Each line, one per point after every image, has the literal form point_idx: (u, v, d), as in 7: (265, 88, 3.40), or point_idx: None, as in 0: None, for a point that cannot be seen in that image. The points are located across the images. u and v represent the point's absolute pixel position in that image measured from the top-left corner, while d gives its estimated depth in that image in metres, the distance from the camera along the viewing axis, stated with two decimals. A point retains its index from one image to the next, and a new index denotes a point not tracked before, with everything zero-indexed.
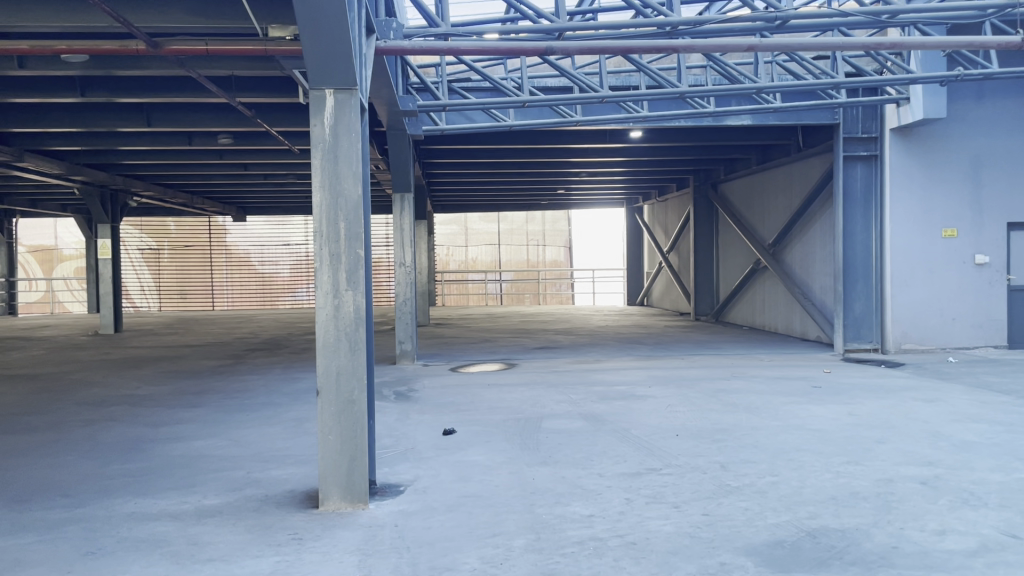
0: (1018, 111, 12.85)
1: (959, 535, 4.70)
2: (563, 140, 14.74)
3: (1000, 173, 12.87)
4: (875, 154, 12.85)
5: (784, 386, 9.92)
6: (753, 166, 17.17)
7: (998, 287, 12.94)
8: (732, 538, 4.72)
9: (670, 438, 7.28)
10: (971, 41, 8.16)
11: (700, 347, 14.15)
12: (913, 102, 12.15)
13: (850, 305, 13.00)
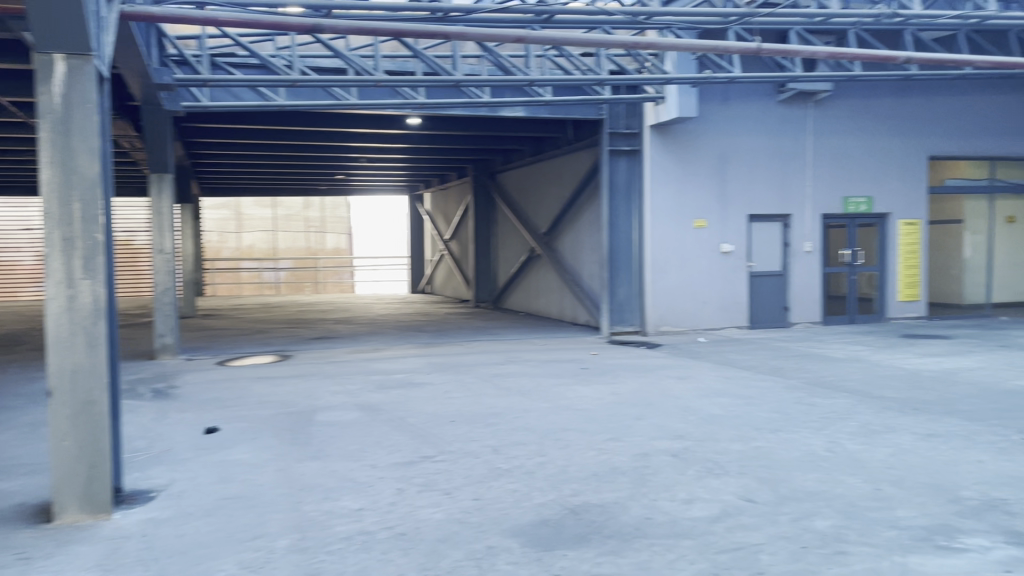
0: (756, 113, 14.20)
1: (704, 502, 5.08)
2: (338, 124, 14.34)
3: (743, 170, 14.18)
4: (636, 149, 13.71)
5: (555, 368, 10.33)
6: (528, 157, 17.69)
7: (740, 273, 14.28)
8: (499, 520, 4.78)
9: (444, 425, 7.30)
10: (715, 46, 8.83)
11: (477, 334, 14.39)
12: (668, 101, 13.03)
13: (614, 291, 13.80)
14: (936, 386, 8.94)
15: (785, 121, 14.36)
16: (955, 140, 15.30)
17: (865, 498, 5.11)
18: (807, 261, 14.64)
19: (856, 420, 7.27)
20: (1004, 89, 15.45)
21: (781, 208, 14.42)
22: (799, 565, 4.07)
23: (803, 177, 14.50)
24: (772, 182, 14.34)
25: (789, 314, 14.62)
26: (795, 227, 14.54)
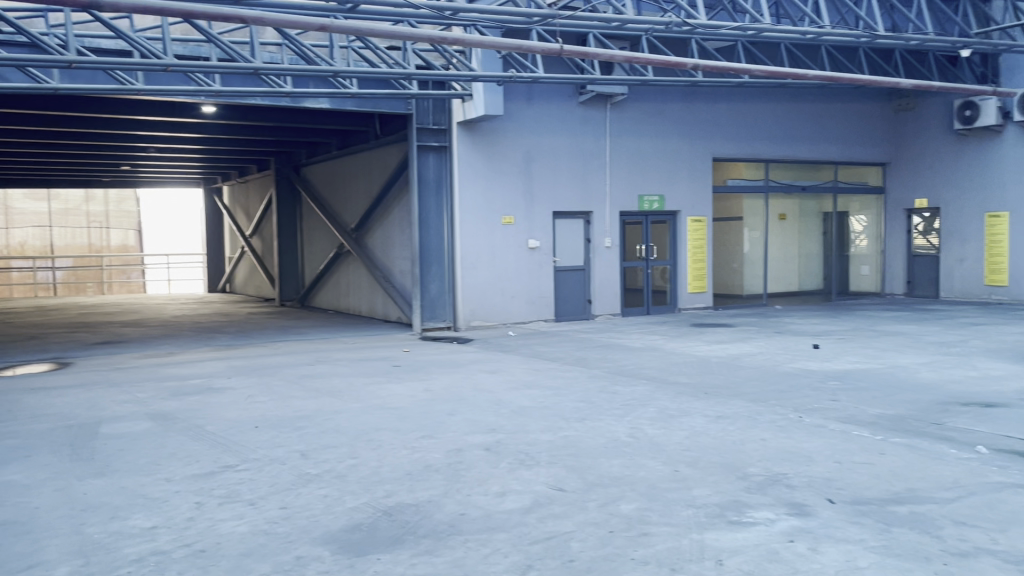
0: (560, 113, 14.68)
1: (517, 494, 5.15)
2: (122, 110, 13.24)
3: (547, 168, 14.61)
4: (445, 145, 13.71)
5: (365, 367, 10.13)
6: (334, 151, 17.23)
7: (546, 268, 14.71)
8: (309, 529, 4.58)
9: (248, 431, 6.91)
10: (519, 45, 9.01)
11: (283, 333, 13.82)
12: (475, 99, 13.15)
13: (425, 287, 13.74)
14: (724, 371, 9.65)
15: (586, 122, 14.95)
16: (735, 144, 16.63)
17: (664, 480, 5.39)
18: (608, 256, 15.34)
19: (655, 406, 7.68)
20: (775, 99, 16.97)
21: (583, 205, 15.01)
22: (607, 549, 4.21)
23: (602, 176, 15.17)
24: (574, 180, 14.89)
25: (591, 306, 15.25)
26: (596, 223, 15.19)
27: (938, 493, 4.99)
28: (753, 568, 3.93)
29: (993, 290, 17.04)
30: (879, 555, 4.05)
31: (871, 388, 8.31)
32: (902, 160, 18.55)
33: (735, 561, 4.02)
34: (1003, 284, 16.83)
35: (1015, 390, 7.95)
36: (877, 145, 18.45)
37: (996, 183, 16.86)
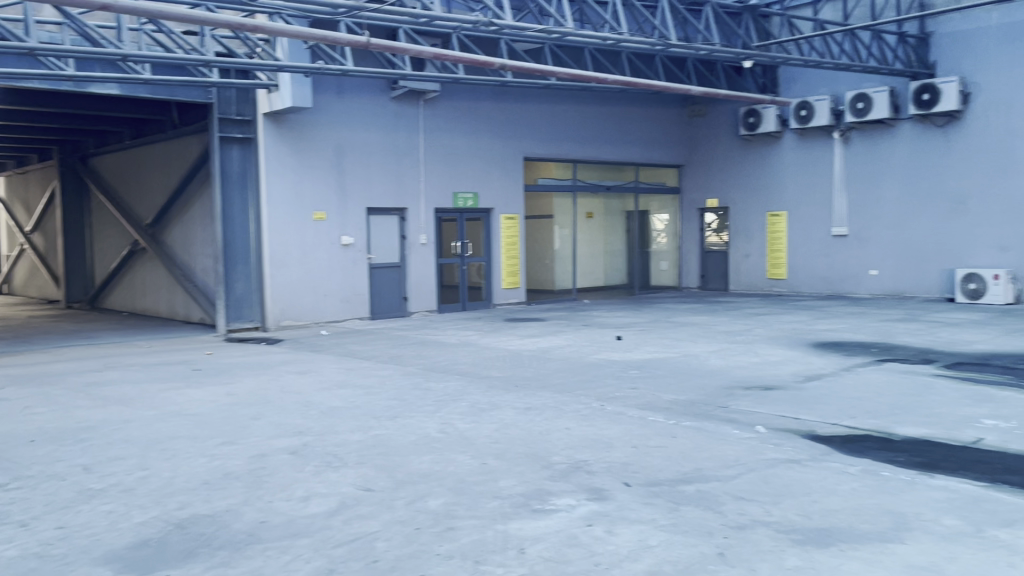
0: (371, 108, 14.48)
1: (321, 497, 5.01)
2: None
3: (359, 163, 14.37)
4: (249, 137, 13.15)
5: (163, 371, 9.50)
6: (126, 141, 16.05)
7: (360, 265, 14.45)
8: (90, 548, 4.23)
9: (23, 446, 6.27)
10: (324, 35, 8.78)
11: (69, 338, 12.67)
12: (282, 90, 12.70)
13: (230, 286, 13.12)
14: (534, 364, 9.92)
15: (398, 118, 14.84)
16: (545, 144, 17.16)
17: (472, 474, 5.45)
18: (423, 253, 15.32)
19: (466, 401, 7.76)
20: (582, 101, 17.68)
21: (397, 202, 14.89)
22: (412, 546, 4.19)
23: (416, 172, 15.13)
24: (387, 176, 14.75)
25: (407, 303, 15.15)
26: (410, 220, 15.12)
27: (722, 471, 5.39)
28: (554, 555, 4.05)
29: (773, 283, 18.66)
30: (669, 533, 4.31)
31: (668, 376, 8.85)
32: (696, 162, 19.91)
33: (536, 549, 4.13)
34: (781, 277, 18.47)
35: (790, 373, 8.76)
36: (673, 148, 19.69)
37: (774, 184, 18.47)
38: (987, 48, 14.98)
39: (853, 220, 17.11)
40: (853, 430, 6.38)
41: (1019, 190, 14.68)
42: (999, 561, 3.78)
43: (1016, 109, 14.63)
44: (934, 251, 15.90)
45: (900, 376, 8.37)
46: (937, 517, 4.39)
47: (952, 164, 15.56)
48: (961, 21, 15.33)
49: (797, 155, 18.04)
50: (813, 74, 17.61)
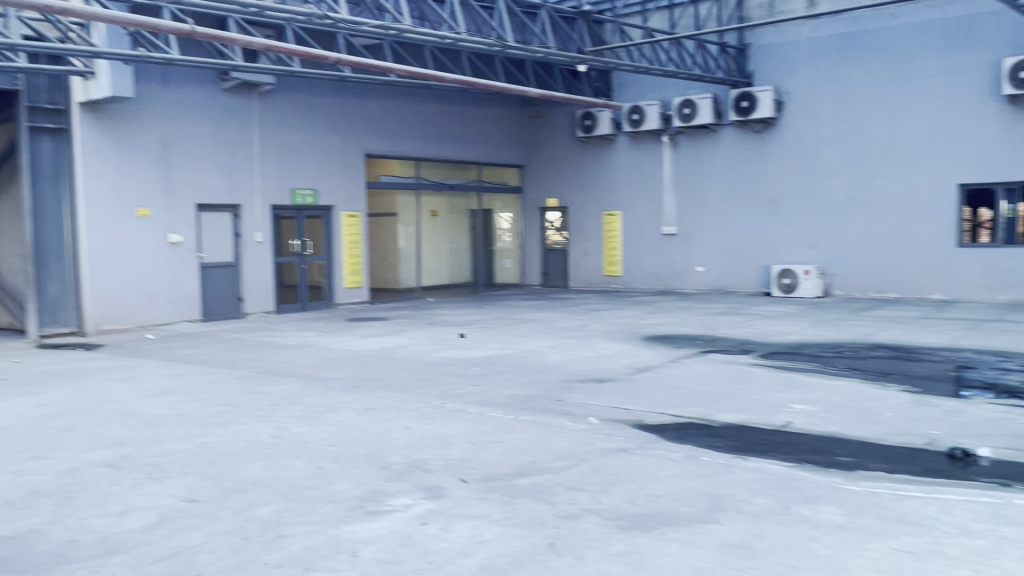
0: (201, 99, 13.82)
1: (141, 510, 4.73)
2: None
3: (189, 157, 13.67)
4: (62, 127, 12.23)
5: None
6: None
7: (190, 264, 13.74)
8: None
9: None
10: (143, 22, 8.26)
11: None
12: (99, 77, 11.87)
13: (42, 288, 12.14)
14: (375, 364, 9.81)
15: (230, 110, 14.25)
16: (386, 141, 16.99)
17: (305, 478, 5.31)
18: (258, 251, 14.76)
19: (302, 404, 7.55)
20: (424, 99, 17.64)
21: (230, 198, 14.28)
22: (239, 557, 4.04)
23: (250, 168, 14.57)
24: (220, 171, 14.12)
25: (242, 304, 14.54)
26: (245, 218, 14.54)
27: (555, 463, 5.54)
28: (386, 556, 4.02)
29: (610, 280, 19.38)
30: (501, 527, 4.38)
31: (507, 372, 9.00)
32: (536, 163, 20.35)
33: (369, 551, 4.08)
34: (617, 274, 19.20)
35: (622, 366, 9.13)
36: (514, 148, 20.05)
37: (610, 185, 19.19)
38: (797, 61, 16.24)
39: (681, 220, 18.05)
40: (678, 418, 6.73)
41: (825, 193, 16.03)
42: (800, 533, 4.11)
43: (822, 119, 15.96)
44: (753, 249, 17.06)
45: (722, 366, 8.92)
46: (748, 497, 4.71)
47: (768, 167, 16.75)
48: (774, 35, 16.52)
49: (630, 157, 18.81)
50: (644, 80, 18.43)
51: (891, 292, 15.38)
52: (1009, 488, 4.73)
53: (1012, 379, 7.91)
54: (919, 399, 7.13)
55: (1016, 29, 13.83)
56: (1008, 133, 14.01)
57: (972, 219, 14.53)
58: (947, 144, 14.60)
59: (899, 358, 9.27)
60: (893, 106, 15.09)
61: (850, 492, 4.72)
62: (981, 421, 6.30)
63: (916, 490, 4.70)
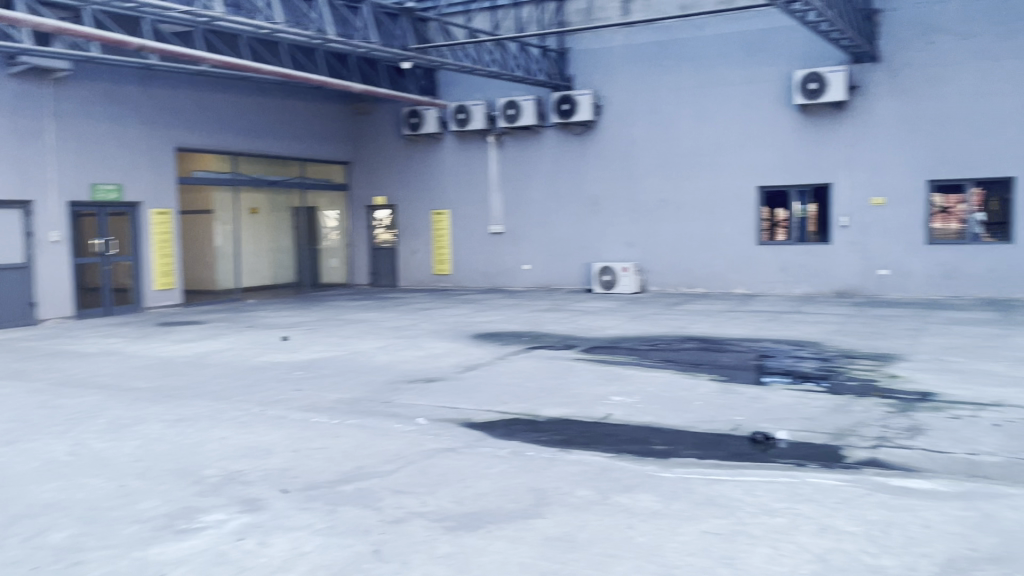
0: None
1: None
2: None
3: None
4: None
5: None
6: None
7: None
8: None
9: None
10: None
11: None
12: None
13: None
14: (189, 371, 9.22)
15: (19, 96, 12.96)
16: (201, 135, 16.08)
17: (106, 498, 4.88)
18: (54, 252, 13.53)
19: (105, 417, 6.96)
20: (242, 91, 16.85)
21: (19, 193, 12.99)
22: None
23: (44, 161, 13.34)
24: (7, 163, 12.82)
25: (35, 310, 13.26)
26: (38, 215, 13.29)
27: (382, 467, 5.42)
28: None
29: (439, 278, 19.37)
30: (324, 536, 4.23)
31: (333, 375, 8.74)
32: (362, 161, 19.99)
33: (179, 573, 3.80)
34: (446, 273, 19.23)
35: (451, 365, 9.12)
36: (338, 145, 19.61)
37: (437, 184, 19.17)
38: (614, 66, 16.93)
39: (507, 218, 18.34)
40: (505, 415, 6.80)
41: (641, 193, 16.82)
42: (619, 522, 4.25)
43: (637, 122, 16.74)
44: (576, 247, 17.62)
45: (548, 362, 9.12)
46: (572, 490, 4.82)
47: (588, 168, 17.35)
48: (592, 40, 17.13)
49: (456, 156, 18.88)
50: (469, 79, 18.55)
51: (702, 287, 16.39)
52: (802, 467, 5.13)
53: (805, 365, 8.64)
54: (726, 387, 7.63)
55: (804, 45, 15.13)
56: (799, 139, 15.31)
57: (770, 218, 15.75)
58: (747, 149, 15.75)
59: (708, 349, 9.89)
60: (700, 112, 16.08)
61: (665, 479, 4.95)
62: (780, 405, 6.81)
63: (723, 473, 5.00)
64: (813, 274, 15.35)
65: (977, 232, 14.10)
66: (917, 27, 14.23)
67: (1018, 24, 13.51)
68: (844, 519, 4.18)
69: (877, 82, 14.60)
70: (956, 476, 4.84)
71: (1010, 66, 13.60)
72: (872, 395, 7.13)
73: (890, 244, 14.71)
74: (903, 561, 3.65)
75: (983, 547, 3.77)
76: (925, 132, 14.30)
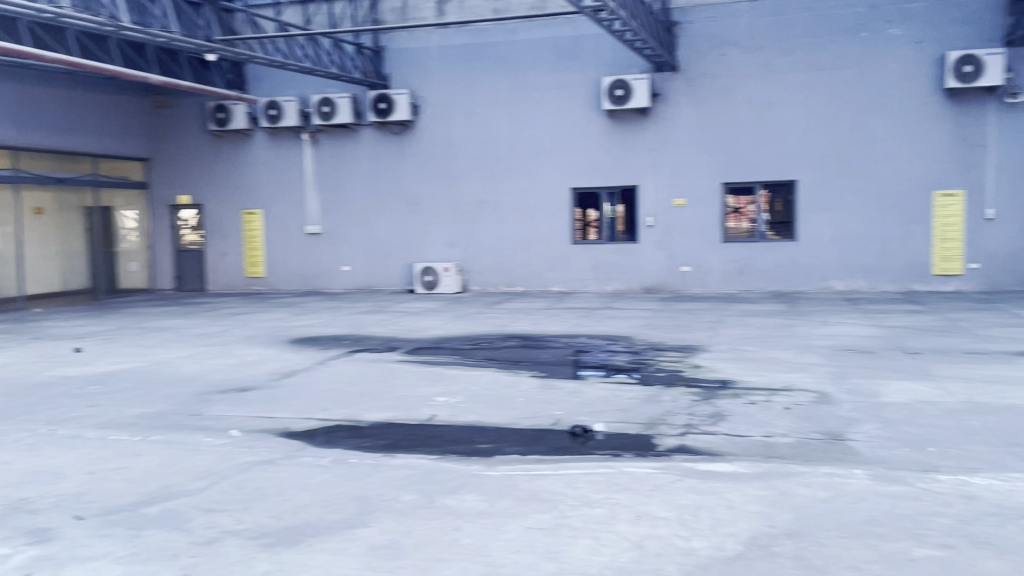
0: None
1: None
2: None
3: None
4: None
5: None
6: None
7: None
8: None
9: None
10: None
11: None
12: None
13: None
14: None
15: None
16: None
17: None
18: None
19: None
20: (21, 79, 15.30)
21: None
22: None
23: None
24: None
25: None
26: None
27: (191, 485, 5.07)
28: None
29: (252, 281, 18.53)
30: (126, 565, 3.88)
31: (134, 387, 8.09)
32: (164, 157, 18.75)
33: None
34: (260, 275, 18.43)
35: (266, 372, 8.71)
36: (136, 141, 18.30)
37: (248, 182, 18.32)
38: (430, 66, 16.92)
39: (324, 218, 17.84)
40: (325, 422, 6.58)
41: (460, 194, 16.94)
42: (445, 525, 4.22)
43: (454, 123, 16.84)
44: (396, 247, 17.45)
45: (369, 365, 8.94)
46: (396, 495, 4.73)
47: (407, 168, 17.23)
48: (407, 40, 17.02)
49: (268, 153, 18.13)
50: (280, 74, 17.87)
51: (520, 286, 16.74)
52: (619, 457, 5.34)
53: (619, 359, 9.03)
54: (546, 383, 7.82)
55: (611, 53, 15.82)
56: (608, 143, 16.00)
57: (582, 218, 16.35)
58: (561, 151, 16.26)
59: (528, 346, 10.10)
60: (515, 115, 16.43)
61: (489, 478, 4.97)
62: (596, 399, 7.06)
63: (545, 468, 5.10)
64: (623, 272, 16.11)
65: (765, 231, 15.39)
66: (711, 40, 15.29)
67: (795, 41, 14.86)
68: (656, 505, 4.38)
69: (677, 90, 15.55)
70: (754, 458, 5.21)
71: (790, 79, 14.93)
72: (679, 385, 7.57)
73: (691, 242, 15.71)
74: (711, 542, 3.87)
75: (779, 523, 4.07)
76: (720, 138, 15.40)
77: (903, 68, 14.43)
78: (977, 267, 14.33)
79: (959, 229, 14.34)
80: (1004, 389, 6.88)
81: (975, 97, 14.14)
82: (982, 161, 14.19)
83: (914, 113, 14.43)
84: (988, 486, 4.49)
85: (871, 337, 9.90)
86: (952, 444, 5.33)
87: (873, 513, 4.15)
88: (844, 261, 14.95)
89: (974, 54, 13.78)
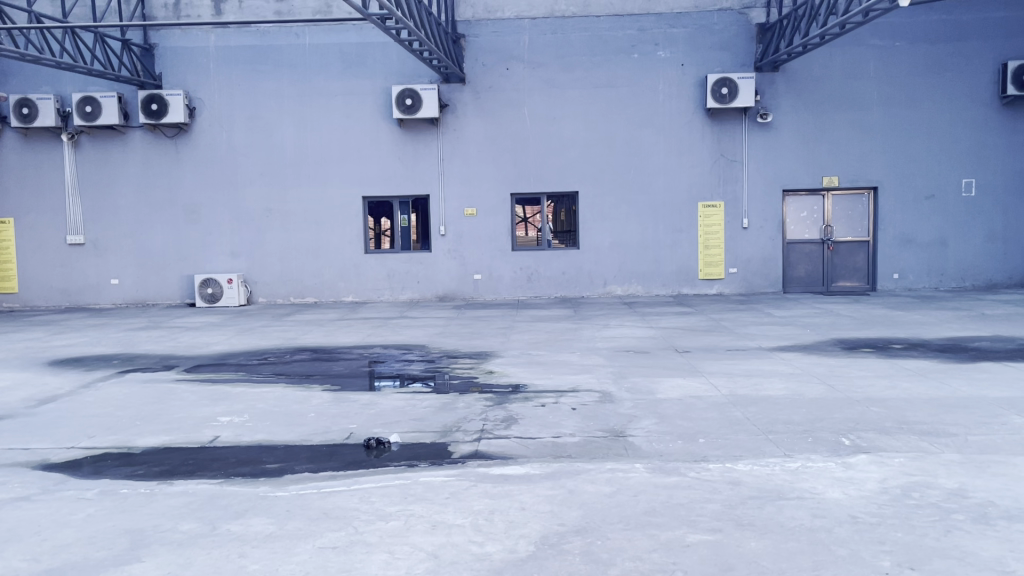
0: None
1: None
2: None
3: None
4: None
5: None
6: None
7: None
8: None
9: None
10: None
11: None
12: None
13: None
14: None
15: None
16: None
17: None
18: None
19: None
20: None
21: None
22: None
23: None
24: None
25: None
26: None
27: None
28: None
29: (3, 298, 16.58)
30: None
31: None
32: None
33: None
34: (12, 291, 16.53)
35: (20, 399, 7.79)
36: None
37: None
38: (207, 67, 16.01)
39: (89, 227, 16.34)
40: (92, 451, 5.99)
41: (244, 201, 16.17)
42: (229, 552, 3.98)
43: (235, 127, 16.06)
44: (172, 258, 16.34)
45: (144, 386, 8.27)
46: (174, 525, 4.39)
47: (183, 173, 16.18)
48: (181, 38, 16.00)
49: (21, 155, 16.33)
50: (34, 69, 16.15)
51: (311, 296, 16.27)
52: (414, 467, 5.31)
53: (413, 368, 9.00)
54: (339, 396, 7.62)
55: (398, 62, 15.79)
56: (398, 152, 15.95)
57: (375, 227, 16.22)
58: (350, 159, 16.00)
59: (320, 359, 9.81)
60: (301, 121, 15.96)
61: (278, 499, 4.75)
62: (391, 410, 6.98)
63: (337, 485, 4.95)
64: (416, 281, 16.14)
65: (551, 240, 16.08)
66: (496, 54, 15.71)
67: (575, 59, 15.64)
68: (452, 514, 4.39)
69: (465, 102, 15.82)
70: (544, 459, 5.38)
71: (570, 95, 15.68)
72: (474, 392, 7.67)
73: (481, 251, 16.02)
74: (505, 545, 3.94)
75: (569, 520, 4.23)
76: (507, 149, 15.84)
77: (669, 88, 15.62)
78: (736, 271, 15.80)
79: (720, 237, 15.74)
80: (760, 381, 7.62)
81: (732, 118, 15.59)
82: (738, 175, 15.67)
83: (680, 130, 15.65)
84: (750, 472, 4.93)
85: (648, 338, 10.58)
86: (718, 434, 5.80)
87: (652, 504, 4.41)
88: (623, 268, 15.90)
89: (729, 78, 15.16)
